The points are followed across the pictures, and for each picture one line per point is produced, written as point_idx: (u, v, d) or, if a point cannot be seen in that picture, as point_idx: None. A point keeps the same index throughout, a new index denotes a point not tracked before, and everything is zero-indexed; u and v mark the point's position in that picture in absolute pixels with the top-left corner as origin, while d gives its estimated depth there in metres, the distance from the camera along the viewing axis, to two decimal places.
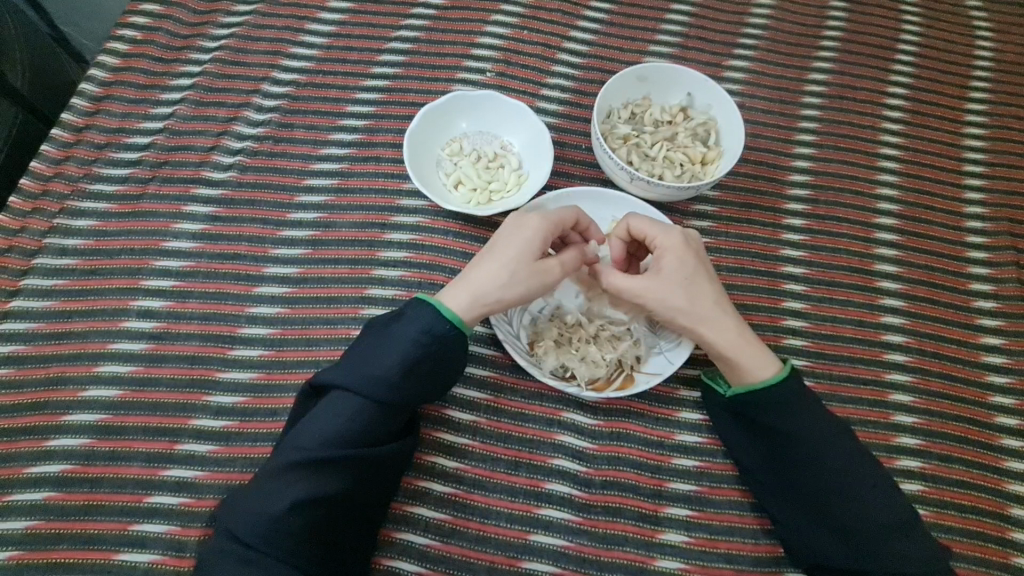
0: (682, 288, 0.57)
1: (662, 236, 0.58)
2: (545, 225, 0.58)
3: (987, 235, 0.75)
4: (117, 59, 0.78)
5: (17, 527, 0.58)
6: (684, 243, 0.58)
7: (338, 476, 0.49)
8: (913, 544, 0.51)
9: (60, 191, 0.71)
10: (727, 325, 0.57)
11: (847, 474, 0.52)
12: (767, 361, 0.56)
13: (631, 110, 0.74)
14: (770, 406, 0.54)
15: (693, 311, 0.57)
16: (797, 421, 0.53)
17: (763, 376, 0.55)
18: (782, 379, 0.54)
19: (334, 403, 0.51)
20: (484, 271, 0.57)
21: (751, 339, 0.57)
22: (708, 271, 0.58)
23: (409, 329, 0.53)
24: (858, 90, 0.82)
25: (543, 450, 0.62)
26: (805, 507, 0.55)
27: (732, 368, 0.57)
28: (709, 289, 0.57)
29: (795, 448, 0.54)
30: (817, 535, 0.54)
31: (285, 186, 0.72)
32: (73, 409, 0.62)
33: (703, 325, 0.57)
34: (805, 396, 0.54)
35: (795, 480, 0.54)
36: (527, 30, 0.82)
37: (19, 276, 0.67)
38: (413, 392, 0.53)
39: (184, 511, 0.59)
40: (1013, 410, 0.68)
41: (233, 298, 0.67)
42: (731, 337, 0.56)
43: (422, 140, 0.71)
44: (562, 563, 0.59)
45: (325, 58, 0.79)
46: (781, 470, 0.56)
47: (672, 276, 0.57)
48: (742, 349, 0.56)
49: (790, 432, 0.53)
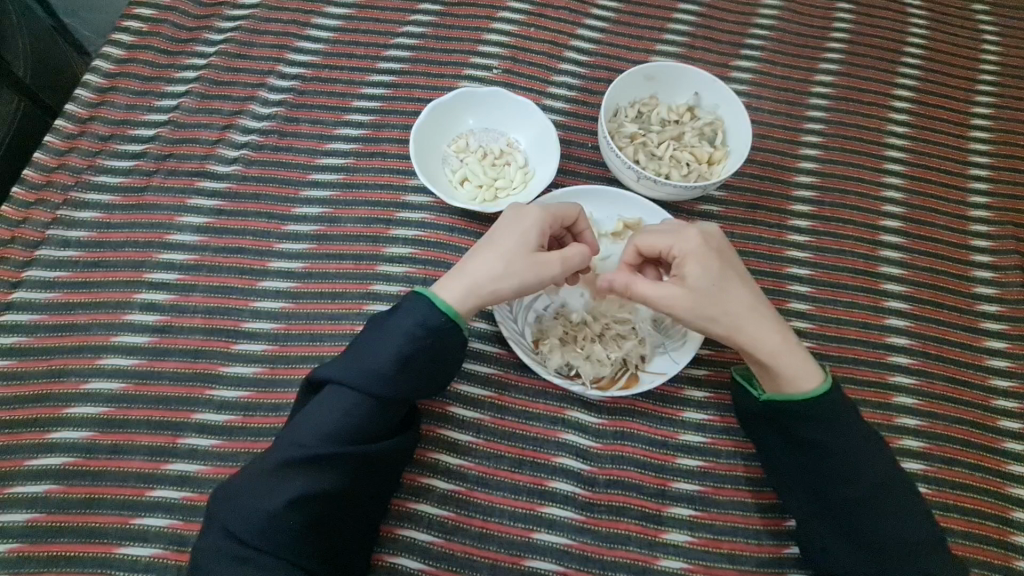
0: (714, 296, 0.56)
1: (682, 242, 0.57)
2: (541, 217, 0.58)
3: (991, 238, 0.75)
4: (122, 51, 0.77)
5: (18, 520, 0.57)
6: (705, 247, 0.57)
7: (335, 472, 0.49)
8: (937, 562, 0.51)
9: (64, 181, 0.70)
10: (767, 334, 0.56)
11: (879, 488, 0.52)
12: (811, 369, 0.55)
13: (637, 109, 0.74)
14: (809, 416, 0.54)
15: (729, 322, 0.56)
16: (831, 433, 0.53)
17: (806, 387, 0.55)
18: (825, 392, 0.54)
19: (329, 397, 0.51)
20: (481, 262, 0.56)
21: (795, 347, 0.56)
22: (739, 277, 0.57)
23: (404, 322, 0.53)
24: (864, 92, 0.82)
25: (547, 448, 0.62)
26: (829, 518, 0.54)
27: (775, 379, 0.56)
28: (742, 297, 0.56)
29: (831, 459, 0.53)
30: (835, 545, 0.54)
31: (291, 180, 0.72)
32: (75, 401, 0.62)
33: (741, 336, 0.56)
34: (841, 410, 0.54)
35: (828, 494, 0.54)
36: (534, 28, 0.82)
37: (22, 267, 0.66)
38: (409, 387, 0.52)
39: (187, 505, 0.59)
40: (1015, 413, 0.68)
41: (237, 291, 0.67)
42: (777, 344, 0.56)
43: (428, 135, 0.71)
44: (565, 562, 0.59)
45: (331, 53, 0.79)
46: (808, 479, 0.55)
47: (700, 286, 0.56)
48: (789, 356, 0.55)
49: (827, 444, 0.53)
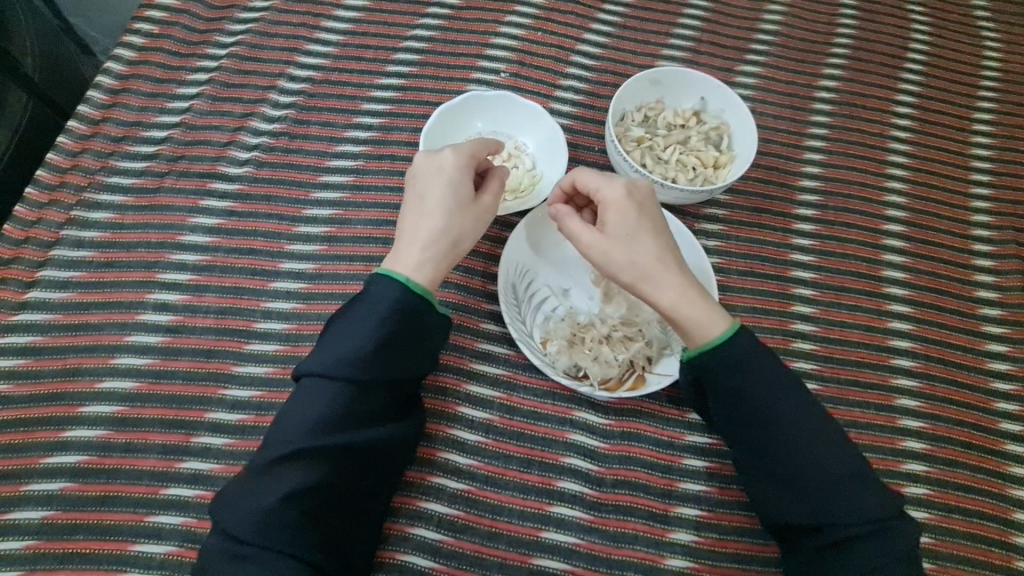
0: (625, 243, 0.55)
1: (607, 188, 0.57)
2: (460, 167, 0.58)
3: (992, 244, 0.76)
4: (134, 53, 0.78)
5: (34, 517, 0.58)
6: (627, 197, 0.56)
7: (327, 465, 0.49)
8: (867, 495, 0.49)
9: (77, 182, 0.71)
10: (671, 281, 0.54)
11: (798, 432, 0.50)
12: (713, 314, 0.53)
13: (644, 113, 0.75)
14: (718, 365, 0.52)
15: (635, 267, 0.54)
16: (746, 380, 0.51)
17: (713, 334, 0.52)
18: (732, 336, 0.52)
19: (315, 391, 0.51)
20: (423, 229, 0.57)
21: (698, 296, 0.53)
22: (654, 230, 0.55)
23: (378, 308, 0.52)
24: (867, 97, 0.83)
25: (555, 449, 0.63)
26: (762, 466, 0.53)
27: (682, 330, 0.54)
28: (648, 246, 0.54)
29: (747, 407, 0.51)
30: (782, 501, 0.51)
31: (302, 182, 0.73)
32: (90, 401, 0.62)
33: (644, 285, 0.54)
34: (749, 353, 0.51)
35: (753, 442, 0.52)
36: (542, 32, 0.83)
37: (36, 267, 0.67)
38: (388, 368, 0.52)
39: (200, 503, 0.59)
40: (1017, 416, 0.69)
41: (249, 293, 0.67)
42: (674, 296, 0.53)
43: (438, 138, 0.72)
44: (574, 561, 0.59)
45: (341, 56, 0.79)
46: (741, 433, 0.53)
47: (617, 233, 0.55)
48: (688, 306, 0.53)
49: (738, 390, 0.51)
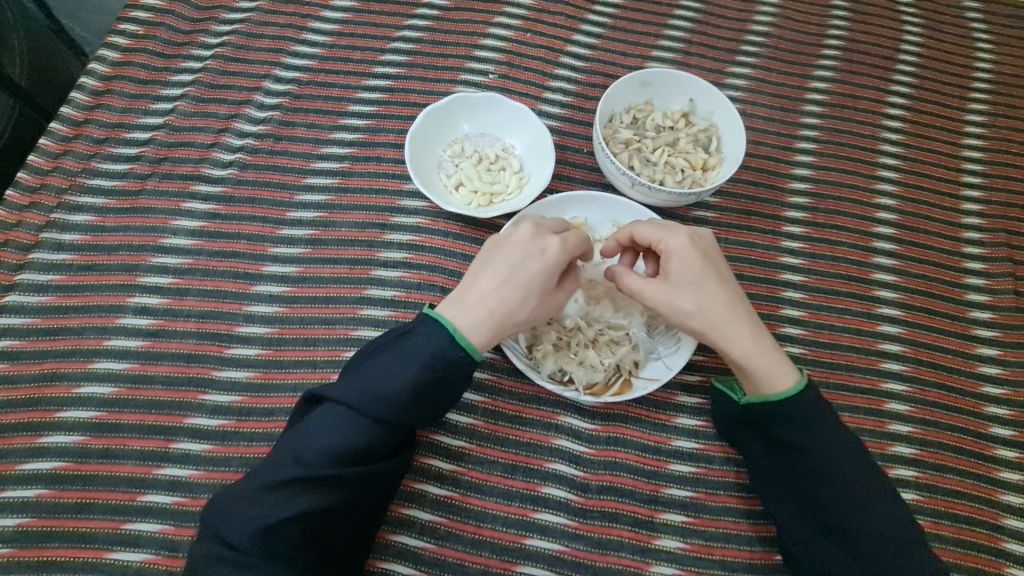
0: (691, 292, 0.56)
1: (669, 238, 0.57)
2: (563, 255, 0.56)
3: (983, 247, 0.76)
4: (117, 53, 0.77)
5: (9, 524, 0.57)
6: (690, 243, 0.57)
7: (333, 491, 0.49)
8: (915, 558, 0.51)
9: (58, 185, 0.70)
10: (742, 333, 0.56)
11: (858, 489, 0.52)
12: (785, 369, 0.55)
13: (632, 115, 0.74)
14: (783, 416, 0.54)
15: (703, 316, 0.55)
16: (810, 433, 0.53)
17: (781, 386, 0.55)
18: (800, 391, 0.54)
19: (337, 417, 0.50)
20: (501, 300, 0.54)
21: (767, 348, 0.55)
22: (717, 275, 0.57)
23: (420, 350, 0.52)
24: (859, 99, 0.82)
25: (540, 454, 0.62)
26: (811, 518, 0.54)
27: (751, 379, 0.56)
28: (715, 295, 0.56)
29: (806, 458, 0.54)
30: (826, 555, 0.53)
31: (286, 184, 0.72)
32: (68, 406, 0.61)
33: (714, 334, 0.56)
34: (815, 409, 0.54)
35: (806, 493, 0.54)
36: (531, 33, 0.82)
37: (15, 271, 0.66)
38: (419, 417, 0.52)
39: (178, 510, 0.58)
40: (1007, 421, 0.68)
41: (231, 296, 0.67)
42: (746, 347, 0.55)
43: (423, 140, 0.71)
44: (558, 568, 0.59)
45: (327, 57, 0.79)
46: (791, 482, 0.55)
47: (680, 280, 0.56)
48: (760, 359, 0.55)
49: (801, 442, 0.54)
